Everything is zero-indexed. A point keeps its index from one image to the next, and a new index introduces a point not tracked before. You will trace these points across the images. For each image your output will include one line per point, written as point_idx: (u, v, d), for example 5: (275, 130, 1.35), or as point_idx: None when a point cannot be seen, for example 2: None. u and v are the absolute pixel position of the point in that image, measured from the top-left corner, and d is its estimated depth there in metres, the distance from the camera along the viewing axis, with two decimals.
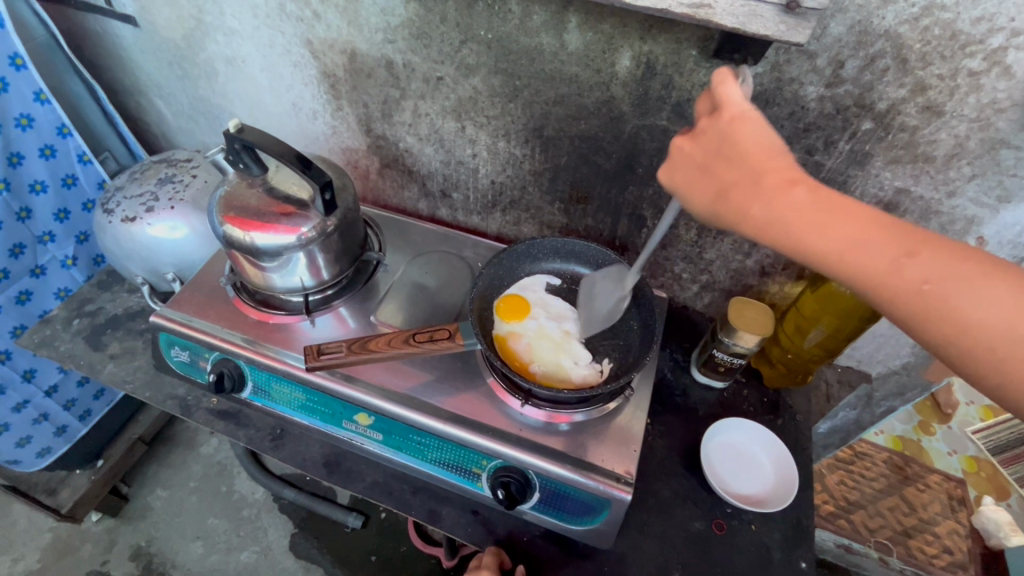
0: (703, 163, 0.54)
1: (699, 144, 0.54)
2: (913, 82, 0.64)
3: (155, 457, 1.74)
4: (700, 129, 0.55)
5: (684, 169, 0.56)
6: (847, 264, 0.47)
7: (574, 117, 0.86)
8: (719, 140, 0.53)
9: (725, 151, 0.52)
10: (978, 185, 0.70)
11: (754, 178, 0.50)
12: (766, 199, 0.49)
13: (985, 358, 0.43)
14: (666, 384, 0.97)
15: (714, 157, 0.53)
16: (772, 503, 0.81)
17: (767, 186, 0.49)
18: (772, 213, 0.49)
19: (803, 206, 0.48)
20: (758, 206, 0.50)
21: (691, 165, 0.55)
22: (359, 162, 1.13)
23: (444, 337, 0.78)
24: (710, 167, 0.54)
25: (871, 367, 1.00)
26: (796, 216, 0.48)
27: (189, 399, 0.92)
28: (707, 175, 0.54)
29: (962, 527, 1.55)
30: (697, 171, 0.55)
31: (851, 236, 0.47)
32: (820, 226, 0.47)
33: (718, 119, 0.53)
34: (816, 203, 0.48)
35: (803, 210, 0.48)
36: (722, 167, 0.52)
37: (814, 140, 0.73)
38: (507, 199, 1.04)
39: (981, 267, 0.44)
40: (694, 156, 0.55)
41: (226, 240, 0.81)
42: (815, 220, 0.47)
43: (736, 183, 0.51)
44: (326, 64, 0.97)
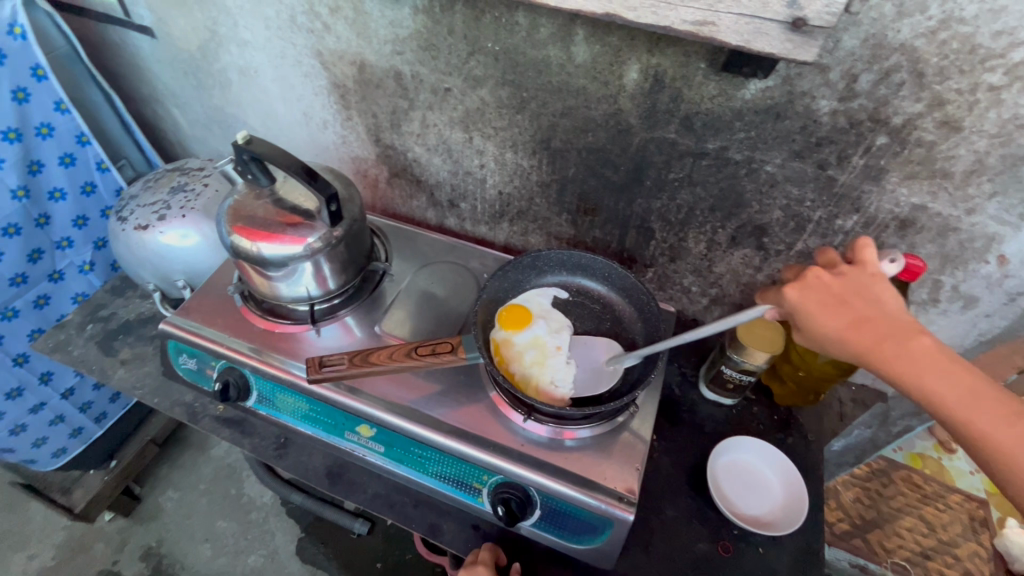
0: (838, 295, 0.57)
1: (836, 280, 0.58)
2: (930, 96, 0.62)
3: (168, 458, 1.77)
4: (838, 271, 0.59)
5: (818, 297, 0.57)
6: (959, 409, 0.50)
7: (582, 129, 0.85)
8: (856, 283, 0.57)
9: (863, 294, 0.56)
10: (1000, 203, 0.67)
11: (891, 326, 0.54)
12: (901, 340, 0.53)
13: None
14: (672, 400, 0.95)
15: (849, 294, 0.57)
16: (781, 526, 0.79)
17: (903, 331, 0.54)
18: (903, 353, 0.53)
19: (932, 356, 0.52)
20: (890, 345, 0.53)
21: (827, 294, 0.57)
22: (368, 171, 1.13)
23: (446, 350, 0.78)
24: (844, 301, 0.56)
25: (886, 386, 0.98)
26: (925, 359, 0.52)
27: (196, 406, 0.93)
28: (842, 305, 0.56)
29: (984, 551, 1.49)
30: (830, 299, 0.57)
31: (969, 390, 0.51)
32: (941, 372, 0.52)
33: (858, 271, 0.58)
34: (945, 356, 0.52)
35: (932, 358, 0.52)
36: (857, 306, 0.56)
37: (827, 154, 0.72)
38: (514, 209, 1.04)
39: None
40: (831, 286, 0.57)
41: (233, 250, 0.82)
42: (940, 367, 0.52)
43: (874, 321, 0.55)
44: (336, 75, 0.97)
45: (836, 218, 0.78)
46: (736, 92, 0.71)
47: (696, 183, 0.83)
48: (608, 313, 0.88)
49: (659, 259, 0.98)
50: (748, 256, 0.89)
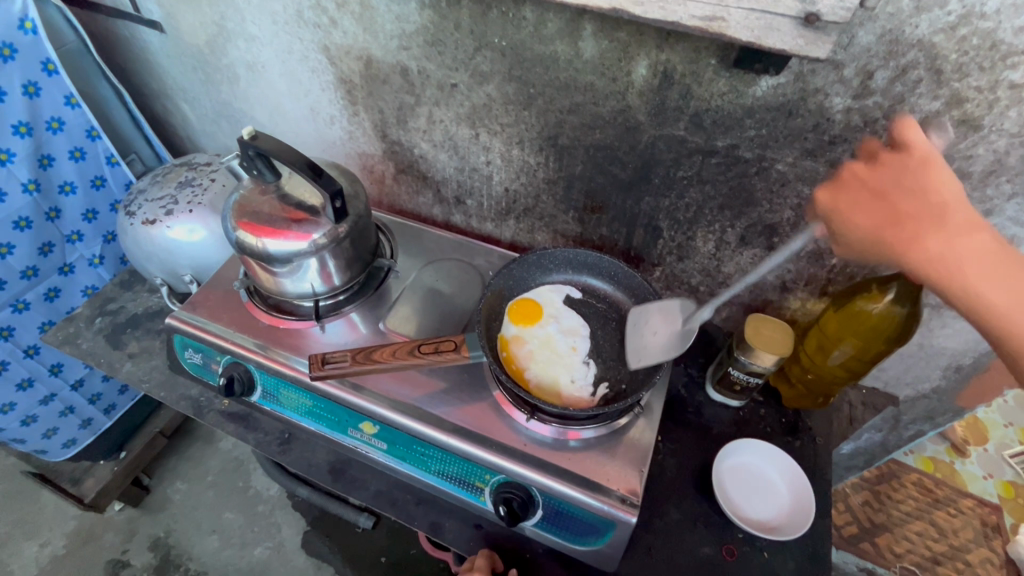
0: (875, 192, 0.54)
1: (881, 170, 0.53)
2: (948, 94, 0.60)
3: (176, 450, 1.79)
4: (880, 161, 0.54)
5: (851, 195, 0.56)
6: (1007, 315, 0.48)
7: (589, 126, 0.84)
8: (903, 172, 0.52)
9: (910, 183, 0.52)
10: (1019, 204, 0.65)
11: (938, 215, 0.50)
12: (949, 237, 0.49)
13: None
14: (678, 401, 0.94)
15: (888, 187, 0.53)
16: (787, 531, 0.78)
17: (949, 224, 0.50)
18: (948, 253, 0.49)
19: (983, 255, 0.49)
20: (933, 244, 0.50)
21: (861, 190, 0.55)
22: (375, 167, 1.13)
23: (449, 349, 0.77)
24: (883, 195, 0.53)
25: (898, 390, 0.96)
26: (974, 260, 0.49)
27: (201, 400, 0.93)
28: (879, 202, 0.53)
29: (996, 557, 1.47)
30: (867, 197, 0.54)
31: (1016, 290, 0.48)
32: (990, 276, 0.48)
33: (903, 156, 0.52)
34: (994, 251, 0.49)
35: (982, 258, 0.49)
36: (898, 200, 0.52)
37: (840, 153, 0.70)
38: (521, 206, 1.03)
39: None
40: (867, 183, 0.54)
41: (238, 246, 0.82)
42: (991, 269, 0.48)
43: (917, 218, 0.51)
44: (342, 70, 0.97)
45: None
46: (747, 89, 0.69)
47: (705, 182, 0.82)
48: (614, 312, 0.87)
49: (667, 259, 0.97)
50: (758, 256, 0.88)
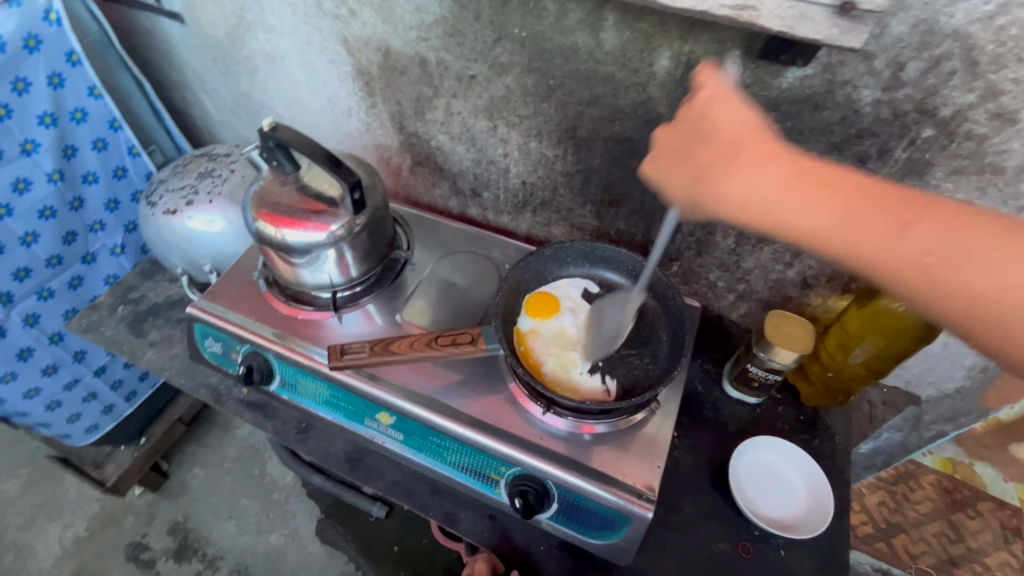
0: (682, 149, 0.56)
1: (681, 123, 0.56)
2: (983, 87, 0.58)
3: (194, 437, 1.82)
4: (680, 117, 0.56)
5: (668, 160, 0.58)
6: (837, 236, 0.46)
7: (609, 118, 0.83)
8: (697, 123, 0.54)
9: (703, 132, 0.54)
10: None
11: (730, 154, 0.51)
12: (740, 176, 0.50)
13: (1006, 330, 0.40)
14: (695, 397, 0.93)
15: (695, 140, 0.55)
16: (803, 529, 0.77)
17: (740, 161, 0.50)
18: (744, 192, 0.49)
19: (778, 181, 0.48)
20: (730, 185, 0.50)
21: (672, 153, 0.57)
22: (392, 159, 1.13)
23: (466, 341, 0.77)
24: (689, 151, 0.55)
25: (920, 389, 0.94)
26: (763, 189, 0.48)
27: (221, 388, 0.95)
28: (686, 162, 0.55)
29: (1014, 561, 1.46)
30: (679, 155, 0.56)
31: (853, 203, 0.45)
32: (795, 202, 0.47)
33: (693, 104, 0.55)
34: (793, 171, 0.48)
35: (775, 184, 0.48)
36: (699, 153, 0.54)
37: (868, 147, 0.68)
38: (537, 199, 1.02)
39: (986, 229, 0.41)
40: (675, 143, 0.57)
41: (258, 237, 0.83)
42: (784, 193, 0.48)
43: (712, 163, 0.52)
44: (361, 62, 0.97)
45: None
46: (773, 81, 0.68)
47: None
48: None
49: (685, 253, 0.96)
50: (778, 252, 0.86)
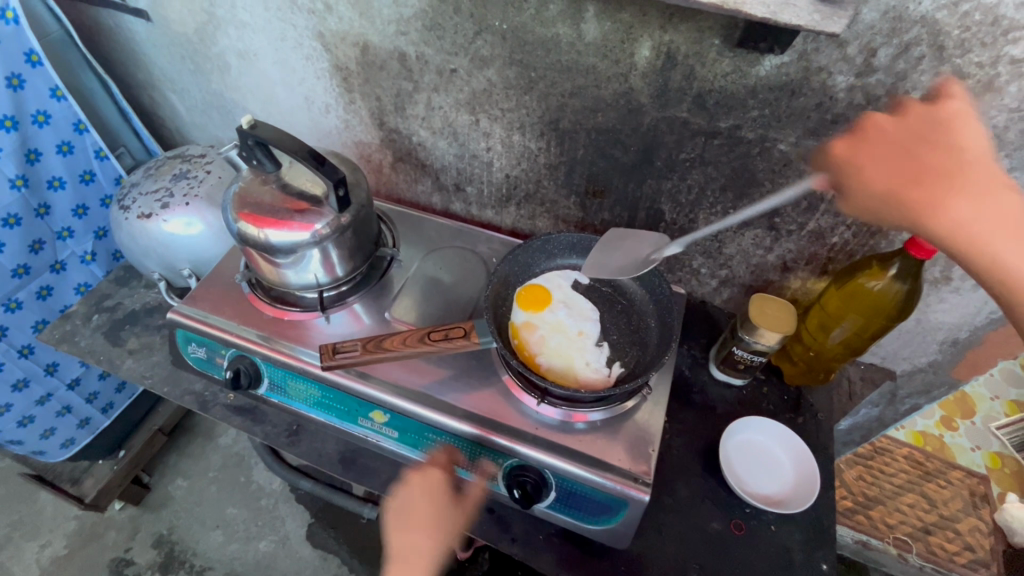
0: (902, 146, 0.57)
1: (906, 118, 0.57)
2: (950, 71, 0.61)
3: (175, 447, 1.78)
4: (909, 114, 0.58)
5: (875, 150, 0.58)
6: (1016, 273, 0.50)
7: (591, 109, 0.83)
8: (930, 126, 0.56)
9: (931, 137, 0.55)
10: (1017, 178, 0.67)
11: (958, 174, 0.53)
12: (968, 196, 0.52)
13: None
14: (683, 381, 0.95)
15: (916, 141, 0.56)
16: (791, 504, 0.80)
17: (970, 182, 0.53)
18: (964, 211, 0.52)
19: (994, 208, 0.51)
20: (949, 201, 0.53)
21: (885, 143, 0.58)
22: (372, 156, 1.12)
23: (459, 336, 0.77)
24: (911, 151, 0.56)
25: (895, 365, 0.98)
26: (969, 213, 0.52)
27: (206, 394, 0.92)
28: (907, 159, 0.56)
29: (985, 525, 1.53)
30: (897, 150, 0.57)
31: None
32: (993, 227, 0.51)
33: (932, 111, 0.57)
34: (1011, 203, 0.52)
35: (990, 208, 0.51)
36: (914, 161, 0.55)
37: (843, 131, 0.71)
38: (521, 192, 1.03)
39: None
40: (892, 136, 0.58)
41: (240, 237, 0.82)
42: (988, 219, 0.51)
43: (935, 172, 0.54)
44: (338, 57, 0.96)
45: None
46: (751, 69, 0.70)
47: (708, 163, 0.82)
48: (620, 295, 0.87)
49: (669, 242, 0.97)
50: (759, 237, 0.89)
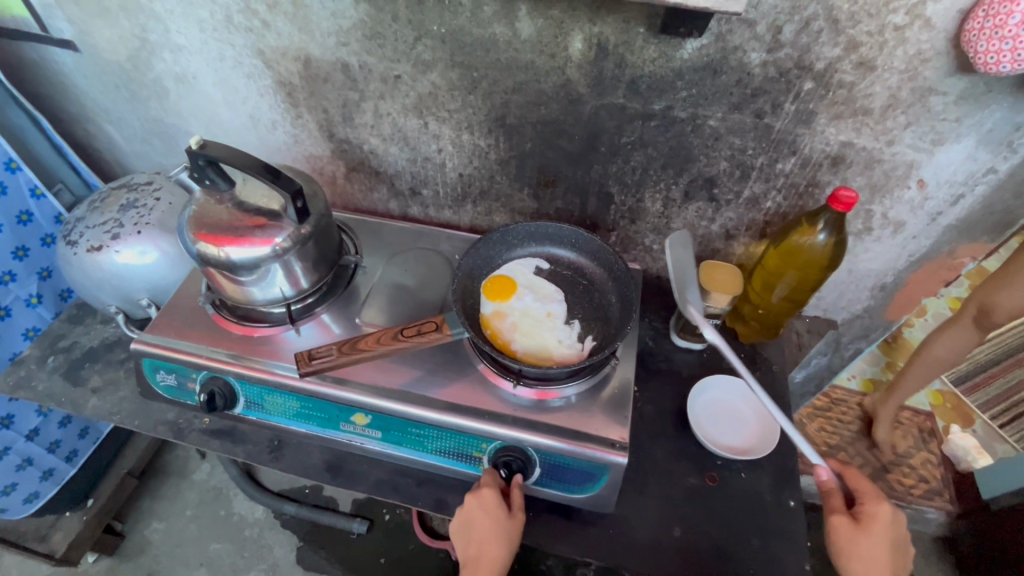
0: (867, 494, 0.79)
1: (867, 486, 0.80)
2: (846, 41, 0.68)
3: (147, 490, 1.71)
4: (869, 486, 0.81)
5: (861, 482, 0.80)
6: (871, 559, 0.73)
7: (534, 103, 0.88)
8: (872, 487, 0.80)
9: (868, 489, 0.79)
10: (914, 131, 0.75)
11: (868, 502, 0.77)
12: (870, 518, 0.75)
13: None
14: (648, 352, 1.00)
15: (868, 492, 0.79)
16: (756, 449, 0.87)
17: (874, 510, 0.76)
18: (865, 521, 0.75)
19: (879, 538, 0.74)
20: (865, 527, 0.74)
21: (864, 483, 0.80)
22: (325, 169, 1.13)
23: (431, 329, 0.81)
24: (866, 495, 0.79)
25: (835, 315, 1.06)
26: (870, 529, 0.74)
27: (180, 422, 0.91)
28: (866, 500, 0.78)
29: (934, 457, 1.73)
30: (864, 486, 0.80)
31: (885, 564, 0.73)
32: (874, 542, 0.73)
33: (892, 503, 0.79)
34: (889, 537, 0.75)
35: (879, 542, 0.73)
36: (864, 498, 0.78)
37: (763, 103, 0.78)
38: (476, 189, 1.06)
39: None
40: (867, 488, 0.80)
41: (201, 259, 0.82)
42: (876, 541, 0.73)
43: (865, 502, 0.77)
44: (281, 73, 0.97)
45: (776, 162, 0.84)
46: (674, 53, 0.76)
47: (647, 144, 0.88)
48: (580, 276, 0.92)
49: (621, 222, 1.03)
50: (702, 209, 0.95)
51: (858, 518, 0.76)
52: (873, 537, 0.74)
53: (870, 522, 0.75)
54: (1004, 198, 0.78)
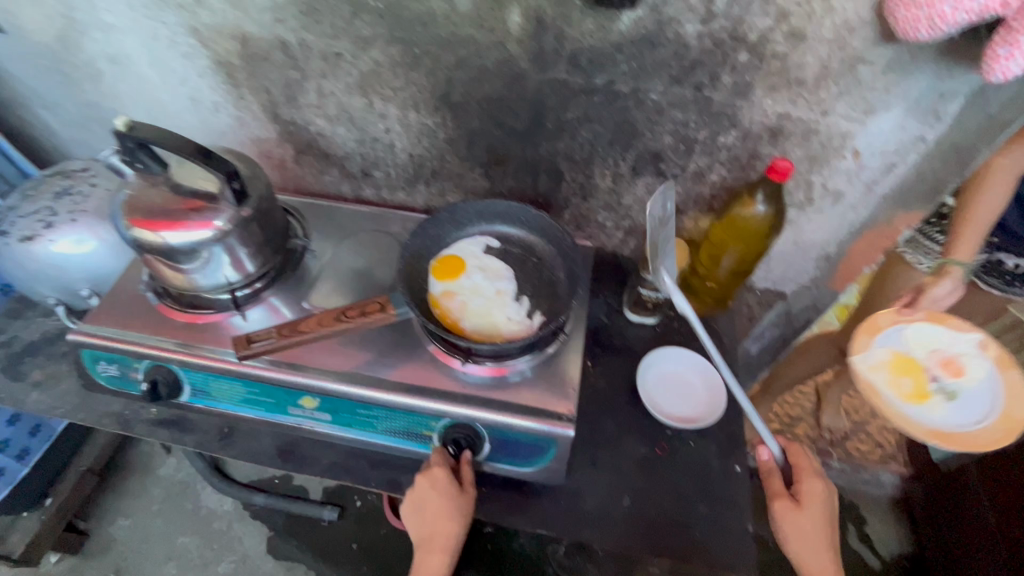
0: (805, 470, 0.84)
1: (807, 462, 0.85)
2: (776, 11, 0.69)
3: (111, 487, 1.68)
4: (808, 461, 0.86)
5: (801, 459, 0.86)
6: (807, 535, 0.79)
7: (477, 80, 0.87)
8: (811, 463, 0.85)
9: (807, 466, 0.85)
10: (846, 102, 0.76)
11: (806, 481, 0.82)
12: (807, 496, 0.81)
13: None
14: (602, 328, 1.01)
15: (806, 468, 0.84)
16: (704, 418, 0.89)
17: (810, 488, 0.82)
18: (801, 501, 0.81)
19: (813, 513, 0.80)
20: (801, 509, 0.80)
21: (804, 460, 0.85)
22: (273, 152, 1.10)
23: (375, 310, 0.85)
24: (804, 472, 0.84)
25: (785, 286, 1.09)
26: (804, 510, 0.80)
27: (127, 413, 0.89)
28: (804, 478, 0.83)
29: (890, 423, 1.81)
30: (804, 464, 0.85)
31: (821, 537, 0.79)
32: (809, 518, 0.79)
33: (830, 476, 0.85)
34: (825, 510, 0.81)
35: (814, 517, 0.79)
36: (803, 477, 0.83)
37: (701, 76, 0.78)
38: (427, 170, 1.04)
39: None
40: (805, 464, 0.85)
41: (137, 245, 0.79)
42: (811, 518, 0.79)
43: (803, 481, 0.83)
44: (218, 52, 0.94)
45: (718, 135, 0.85)
46: (612, 26, 0.75)
47: (593, 120, 0.88)
48: (530, 253, 0.92)
49: (573, 200, 1.03)
50: (651, 184, 0.96)
51: (797, 496, 0.82)
52: (809, 514, 0.80)
53: (806, 500, 0.81)
54: (933, 166, 0.81)
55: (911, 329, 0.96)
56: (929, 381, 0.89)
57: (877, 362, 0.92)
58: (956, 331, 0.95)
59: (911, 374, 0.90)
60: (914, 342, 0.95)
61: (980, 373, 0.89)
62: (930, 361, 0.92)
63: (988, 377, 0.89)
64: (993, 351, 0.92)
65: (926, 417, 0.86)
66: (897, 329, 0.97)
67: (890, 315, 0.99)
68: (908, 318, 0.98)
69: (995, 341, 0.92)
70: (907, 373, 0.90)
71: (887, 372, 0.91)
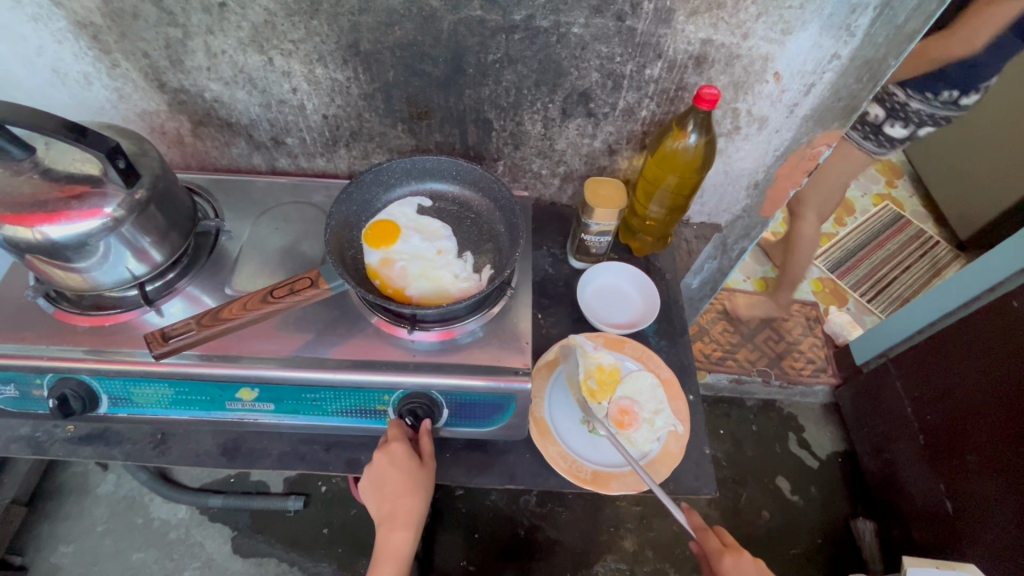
0: None
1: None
2: None
3: (43, 516, 1.54)
4: None
5: None
6: None
7: (386, 24, 0.79)
8: None
9: None
10: (765, 22, 0.76)
11: None
12: None
13: None
14: (548, 279, 1.01)
15: None
16: (641, 320, 0.95)
17: None
18: None
19: None
20: None
21: None
22: (165, 126, 0.98)
23: (306, 286, 0.77)
24: None
25: (719, 218, 1.11)
26: None
27: (38, 436, 0.80)
28: None
29: (819, 339, 1.93)
30: None
31: None
32: None
33: None
34: None
35: None
36: None
37: (622, 4, 0.75)
38: (346, 131, 0.97)
39: None
40: None
41: (11, 245, 0.68)
42: None
43: None
44: (76, 11, 0.80)
45: (644, 67, 0.83)
46: None
47: (516, 61, 0.83)
48: (466, 210, 0.88)
49: (505, 150, 0.98)
50: (582, 125, 0.93)
51: None
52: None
53: None
54: (848, 83, 0.83)
55: (644, 373, 0.89)
56: (594, 406, 0.86)
57: (576, 359, 0.89)
58: (669, 409, 0.86)
59: (590, 388, 0.87)
60: (630, 382, 0.89)
61: (640, 444, 0.83)
62: (617, 399, 0.87)
63: (644, 451, 0.82)
64: (671, 445, 0.83)
65: (559, 426, 0.84)
66: (631, 363, 0.90)
67: (639, 347, 0.92)
68: (648, 364, 0.90)
69: (683, 442, 0.83)
70: (588, 385, 0.88)
71: (578, 372, 0.89)
